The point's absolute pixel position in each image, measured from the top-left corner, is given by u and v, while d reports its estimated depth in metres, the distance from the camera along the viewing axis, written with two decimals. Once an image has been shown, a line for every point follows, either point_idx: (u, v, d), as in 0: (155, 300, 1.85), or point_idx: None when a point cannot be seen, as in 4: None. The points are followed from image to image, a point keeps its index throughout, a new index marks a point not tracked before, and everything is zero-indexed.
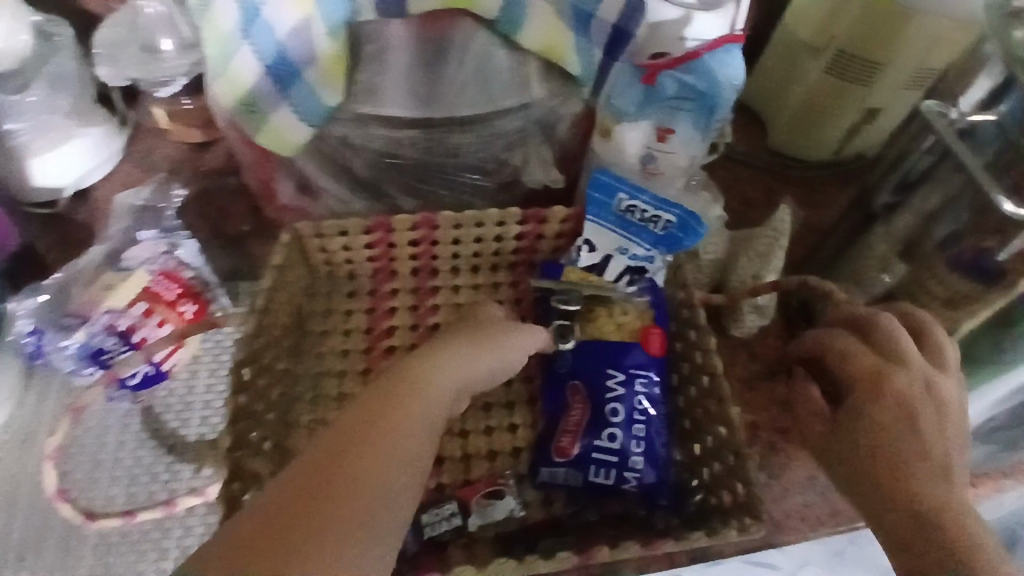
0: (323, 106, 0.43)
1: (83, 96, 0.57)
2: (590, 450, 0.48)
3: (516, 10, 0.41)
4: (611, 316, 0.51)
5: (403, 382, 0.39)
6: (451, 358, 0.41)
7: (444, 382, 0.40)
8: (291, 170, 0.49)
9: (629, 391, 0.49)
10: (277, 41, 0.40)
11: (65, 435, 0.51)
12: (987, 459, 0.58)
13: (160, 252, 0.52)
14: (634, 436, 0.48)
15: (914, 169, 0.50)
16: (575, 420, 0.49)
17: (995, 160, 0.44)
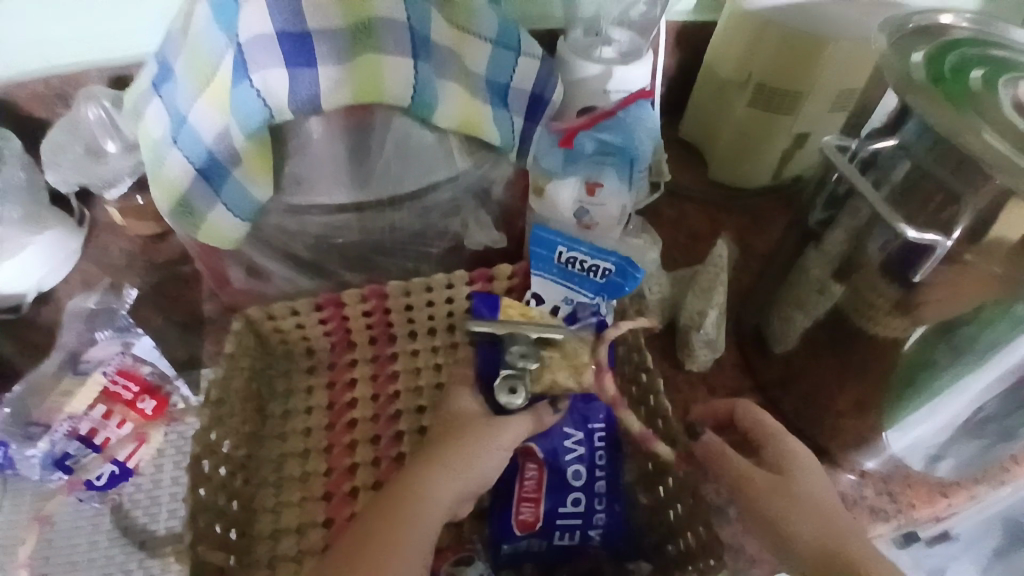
0: (254, 202, 0.45)
1: (35, 200, 0.57)
2: (554, 517, 0.48)
3: (428, 93, 0.43)
4: (560, 353, 0.50)
5: (396, 508, 0.42)
6: (440, 477, 0.44)
7: (432, 499, 0.43)
8: (239, 257, 0.51)
9: (588, 448, 0.50)
10: (204, 145, 0.43)
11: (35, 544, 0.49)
12: (979, 458, 0.56)
13: (115, 352, 0.53)
14: (596, 495, 0.48)
15: (840, 187, 0.49)
16: (534, 482, 0.49)
17: (902, 183, 0.44)
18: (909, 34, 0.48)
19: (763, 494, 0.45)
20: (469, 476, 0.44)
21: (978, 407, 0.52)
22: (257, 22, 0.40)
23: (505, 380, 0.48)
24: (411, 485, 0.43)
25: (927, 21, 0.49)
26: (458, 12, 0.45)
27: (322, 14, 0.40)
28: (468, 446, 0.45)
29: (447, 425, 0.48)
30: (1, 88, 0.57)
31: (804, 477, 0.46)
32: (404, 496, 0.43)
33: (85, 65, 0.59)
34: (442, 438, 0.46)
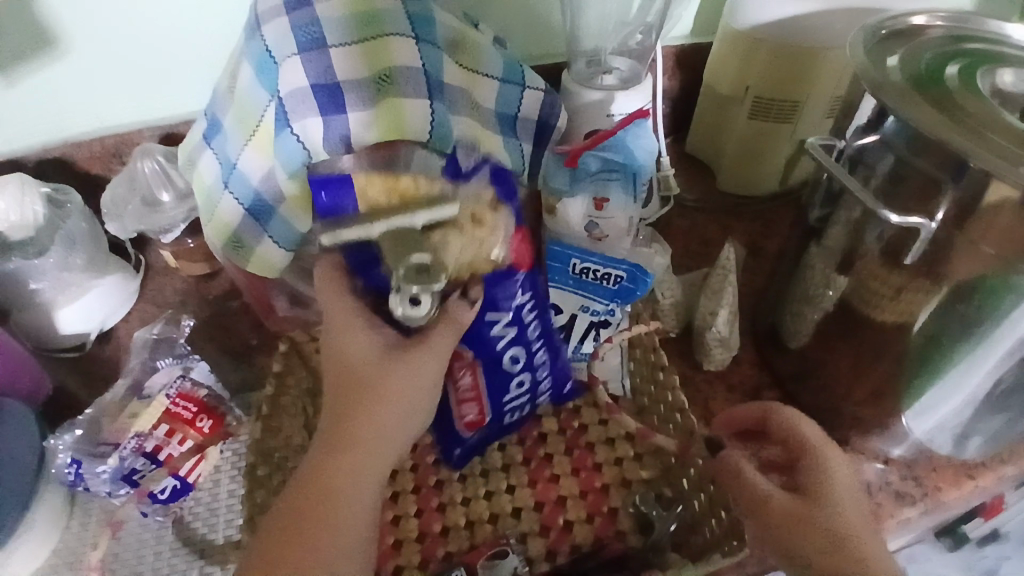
0: (296, 233, 0.50)
1: (97, 249, 0.63)
2: (500, 403, 0.52)
3: (445, 128, 0.46)
4: (453, 229, 0.44)
5: (311, 493, 0.43)
6: (350, 450, 0.44)
7: (349, 473, 0.44)
8: (283, 286, 0.56)
9: (517, 326, 0.50)
10: (252, 185, 0.48)
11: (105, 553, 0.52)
12: (1008, 430, 0.56)
13: (176, 376, 0.56)
14: (534, 368, 0.52)
15: (834, 181, 0.51)
16: (469, 385, 0.50)
17: (891, 174, 0.47)
18: (884, 39, 0.51)
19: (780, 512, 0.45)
20: (380, 437, 0.44)
21: (994, 380, 0.52)
22: (294, 78, 0.45)
23: (402, 295, 0.42)
24: (324, 467, 0.43)
25: (900, 24, 0.52)
26: (466, 56, 0.51)
27: (350, 67, 0.46)
28: (369, 406, 0.44)
29: (345, 377, 0.45)
30: (65, 150, 0.64)
31: (829, 497, 0.45)
32: (318, 486, 0.43)
33: (139, 126, 0.66)
34: (340, 405, 0.44)
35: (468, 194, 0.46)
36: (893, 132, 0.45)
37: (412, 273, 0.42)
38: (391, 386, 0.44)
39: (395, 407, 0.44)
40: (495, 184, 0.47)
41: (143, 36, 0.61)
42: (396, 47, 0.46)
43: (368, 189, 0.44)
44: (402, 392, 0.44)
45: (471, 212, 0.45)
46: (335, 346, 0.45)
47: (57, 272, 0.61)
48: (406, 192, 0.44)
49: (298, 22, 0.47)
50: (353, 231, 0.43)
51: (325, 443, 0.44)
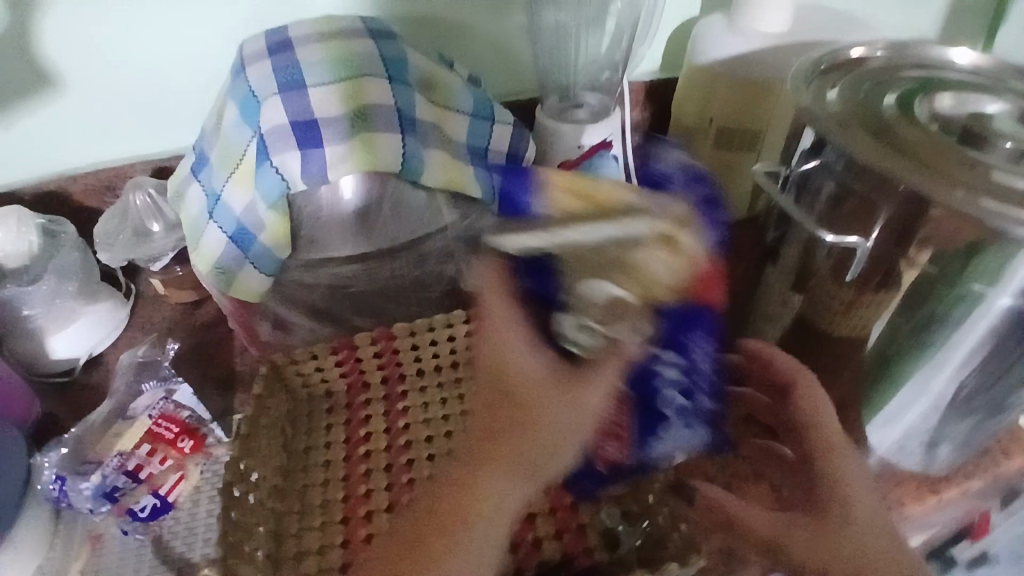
0: (276, 259, 0.52)
1: (88, 278, 0.66)
2: (637, 454, 0.52)
3: (415, 162, 0.51)
4: (646, 248, 0.44)
5: (454, 501, 0.45)
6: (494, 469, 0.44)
7: (489, 489, 0.44)
8: (266, 313, 0.59)
9: (688, 361, 0.48)
10: (234, 215, 0.51)
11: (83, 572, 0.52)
12: (977, 435, 0.58)
13: (158, 398, 0.59)
14: (684, 416, 0.52)
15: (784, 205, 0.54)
16: (618, 423, 0.49)
17: (835, 199, 0.49)
18: (824, 72, 0.54)
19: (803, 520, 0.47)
20: (527, 467, 0.45)
21: (957, 384, 0.53)
22: (274, 116, 0.48)
23: (573, 319, 0.45)
24: (468, 479, 0.45)
25: (839, 56, 0.55)
26: (438, 94, 0.54)
27: (326, 106, 0.49)
28: (522, 424, 0.44)
29: (497, 392, 0.44)
30: (60, 182, 0.67)
31: (847, 509, 0.47)
32: (457, 498, 0.45)
33: (132, 159, 0.69)
34: (494, 426, 0.44)
35: (670, 204, 0.47)
36: (829, 158, 0.48)
37: (596, 301, 0.44)
38: (556, 426, 0.44)
39: (548, 428, 0.44)
40: (691, 206, 0.48)
41: (137, 73, 0.64)
42: (372, 87, 0.50)
43: (563, 196, 0.47)
44: (564, 432, 0.44)
45: (666, 229, 0.44)
46: (500, 360, 0.45)
47: (48, 300, 0.63)
48: (598, 204, 0.46)
49: (281, 64, 0.50)
50: (534, 240, 0.45)
51: (468, 461, 0.45)
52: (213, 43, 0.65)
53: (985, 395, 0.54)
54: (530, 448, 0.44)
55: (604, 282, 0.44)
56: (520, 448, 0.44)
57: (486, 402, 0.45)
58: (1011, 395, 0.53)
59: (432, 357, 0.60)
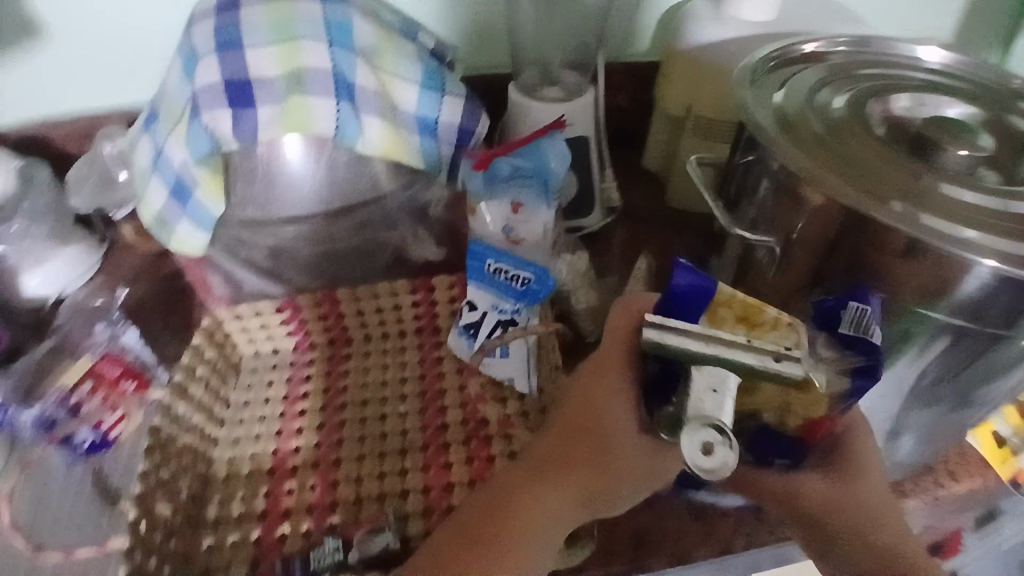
0: (212, 217, 0.54)
1: (62, 222, 0.67)
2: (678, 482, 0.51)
3: (351, 131, 0.52)
4: (776, 393, 0.38)
5: (514, 512, 0.45)
6: (559, 492, 0.45)
7: (549, 510, 0.45)
8: (217, 268, 0.61)
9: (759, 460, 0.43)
10: (174, 170, 0.53)
11: (18, 496, 0.54)
12: (938, 425, 0.53)
13: (105, 339, 0.61)
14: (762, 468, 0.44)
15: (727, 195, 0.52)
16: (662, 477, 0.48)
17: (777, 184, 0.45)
18: (774, 68, 0.53)
19: (820, 501, 0.44)
20: (588, 502, 0.45)
21: (919, 374, 0.48)
22: (209, 75, 0.50)
23: (695, 431, 0.35)
24: (531, 494, 0.45)
25: (794, 53, 0.54)
26: (382, 62, 0.55)
27: (263, 68, 0.50)
28: (598, 457, 0.44)
29: (585, 419, 0.45)
30: (41, 128, 0.69)
31: (863, 495, 0.44)
32: (515, 506, 0.45)
33: (109, 108, 0.71)
34: (569, 457, 0.45)
35: (825, 367, 0.40)
36: (761, 158, 0.46)
37: (711, 427, 0.35)
38: (630, 472, 0.44)
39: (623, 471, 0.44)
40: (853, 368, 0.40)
41: (111, 23, 0.65)
42: (307, 51, 0.51)
43: (725, 313, 0.41)
44: (637, 479, 0.44)
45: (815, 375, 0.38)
46: (596, 396, 0.45)
47: (20, 239, 0.64)
48: (760, 327, 0.40)
49: (223, 23, 0.51)
50: (674, 337, 0.39)
51: (529, 480, 0.46)
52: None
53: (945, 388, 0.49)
54: (600, 483, 0.44)
55: (727, 417, 0.36)
56: (590, 479, 0.44)
57: (566, 428, 0.46)
58: (976, 388, 0.49)
59: (377, 323, 0.62)
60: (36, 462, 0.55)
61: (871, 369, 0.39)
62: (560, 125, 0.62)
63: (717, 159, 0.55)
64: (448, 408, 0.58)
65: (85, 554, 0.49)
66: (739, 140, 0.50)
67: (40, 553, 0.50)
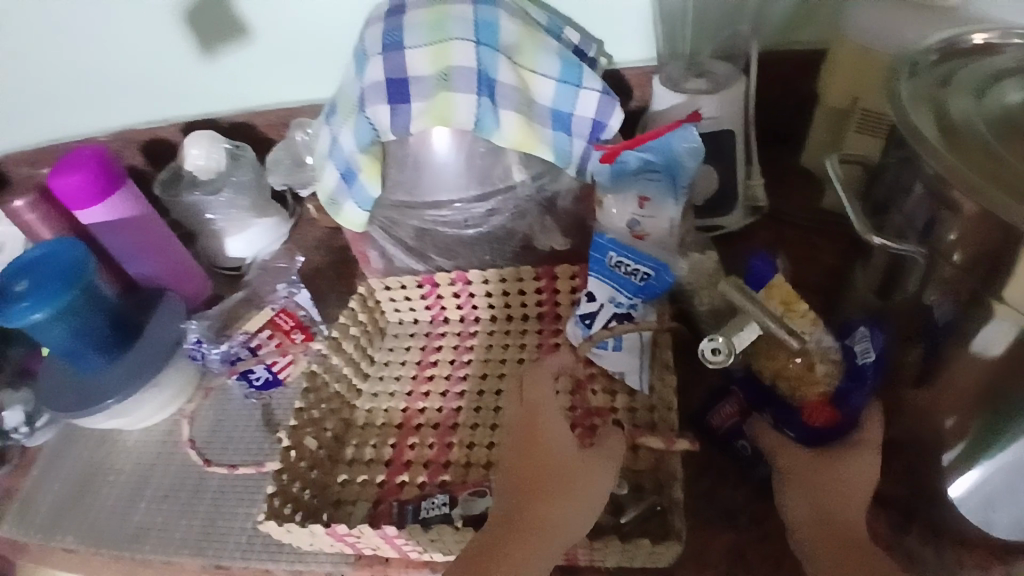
0: (371, 198, 0.61)
1: (259, 197, 0.80)
2: (736, 436, 0.54)
3: (491, 126, 0.57)
4: (798, 374, 0.49)
5: (509, 542, 0.46)
6: (546, 519, 0.47)
7: (543, 535, 0.47)
8: (376, 243, 0.68)
9: (776, 422, 0.51)
10: (343, 155, 0.60)
11: (203, 416, 0.67)
12: None
13: (285, 295, 0.69)
14: (779, 423, 0.51)
15: (880, 197, 0.47)
16: (728, 414, 0.54)
17: (932, 189, 0.41)
18: (935, 63, 0.48)
19: (810, 472, 0.48)
20: (559, 532, 0.47)
21: None
22: (376, 73, 0.57)
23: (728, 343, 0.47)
24: (523, 526, 0.47)
25: (961, 45, 0.48)
26: (524, 57, 0.58)
27: (420, 67, 0.56)
28: (547, 478, 0.49)
29: (525, 445, 0.50)
30: (253, 118, 0.84)
31: (846, 471, 0.48)
32: (503, 542, 0.46)
33: (303, 102, 0.83)
34: (527, 492, 0.49)
35: (827, 361, 0.49)
36: (916, 158, 0.41)
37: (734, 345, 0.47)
38: (577, 484, 0.49)
39: (576, 487, 0.48)
40: (858, 376, 0.49)
41: (303, 28, 0.76)
42: (457, 50, 0.56)
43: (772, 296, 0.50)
44: (587, 490, 0.48)
45: (815, 364, 0.49)
46: (532, 424, 0.51)
47: (227, 208, 0.78)
48: (796, 312, 0.49)
49: (389, 26, 0.58)
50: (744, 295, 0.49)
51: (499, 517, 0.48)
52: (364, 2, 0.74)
53: None
54: (558, 501, 0.48)
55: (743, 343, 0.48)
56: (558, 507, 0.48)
57: (519, 462, 0.50)
58: None
59: (503, 306, 0.66)
60: (222, 390, 0.69)
61: (860, 378, 0.49)
62: (695, 117, 0.61)
63: (869, 160, 0.50)
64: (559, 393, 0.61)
65: (243, 470, 0.61)
66: (891, 138, 0.45)
67: (209, 464, 0.63)
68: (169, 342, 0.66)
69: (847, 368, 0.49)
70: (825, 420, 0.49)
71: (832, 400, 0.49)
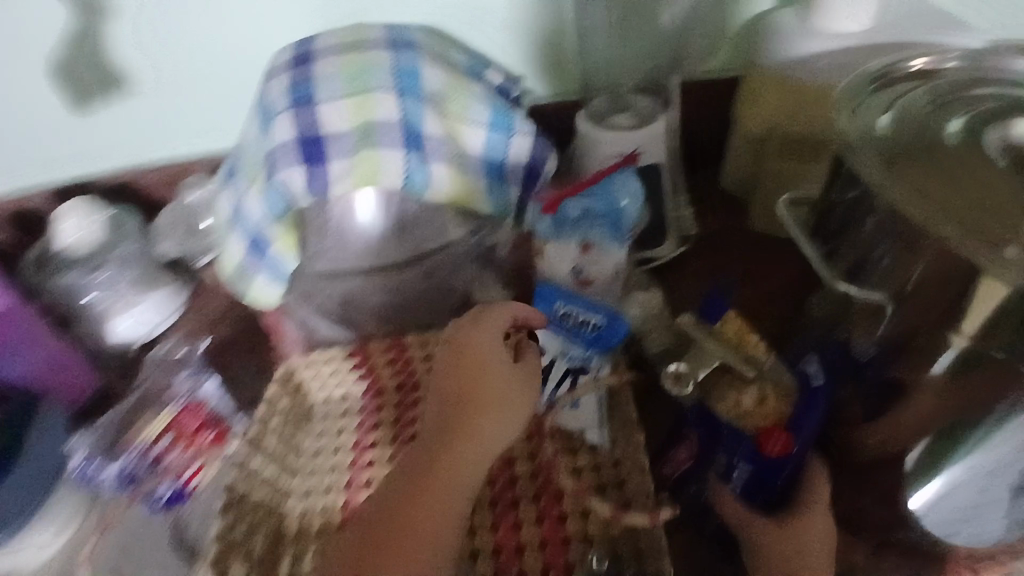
0: (286, 270, 0.56)
1: (148, 267, 0.68)
2: (688, 481, 0.51)
3: (420, 183, 0.53)
4: (767, 415, 0.47)
5: (431, 459, 0.44)
6: (468, 434, 0.45)
7: (463, 456, 0.44)
8: (295, 315, 0.62)
9: (725, 463, 0.48)
10: (251, 224, 0.54)
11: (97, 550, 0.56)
12: None
13: (187, 391, 0.61)
14: (733, 463, 0.48)
15: (830, 224, 0.47)
16: (682, 459, 0.52)
17: (886, 227, 0.42)
18: (876, 91, 0.47)
19: (767, 537, 0.46)
20: (479, 455, 0.45)
21: None
22: (284, 133, 0.52)
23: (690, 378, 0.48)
24: (443, 445, 0.45)
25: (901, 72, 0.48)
26: (452, 105, 0.54)
27: (338, 124, 0.51)
28: (472, 390, 0.47)
29: (452, 359, 0.49)
30: (133, 178, 0.72)
31: (804, 530, 0.46)
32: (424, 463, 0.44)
33: (192, 157, 0.73)
34: (451, 416, 0.46)
35: (782, 392, 0.48)
36: (869, 195, 0.41)
37: (689, 380, 0.48)
38: (503, 396, 0.47)
39: (500, 400, 0.47)
40: (808, 396, 0.47)
41: (197, 74, 0.67)
42: (379, 104, 0.52)
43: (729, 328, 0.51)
44: (510, 402, 0.47)
45: (768, 396, 0.47)
46: (461, 341, 0.49)
47: (112, 285, 0.66)
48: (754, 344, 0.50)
49: (296, 80, 0.53)
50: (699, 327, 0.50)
51: (411, 476, 0.44)
52: (267, 46, 0.66)
53: None
54: (481, 412, 0.46)
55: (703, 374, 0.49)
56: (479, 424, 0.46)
57: (447, 375, 0.48)
58: None
59: None
60: (118, 511, 0.58)
61: (813, 399, 0.46)
62: (633, 159, 0.61)
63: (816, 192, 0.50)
64: (517, 460, 0.56)
65: None
66: (836, 172, 0.45)
67: None
68: (49, 468, 0.55)
69: (800, 392, 0.47)
70: (781, 448, 0.46)
71: (786, 426, 0.46)
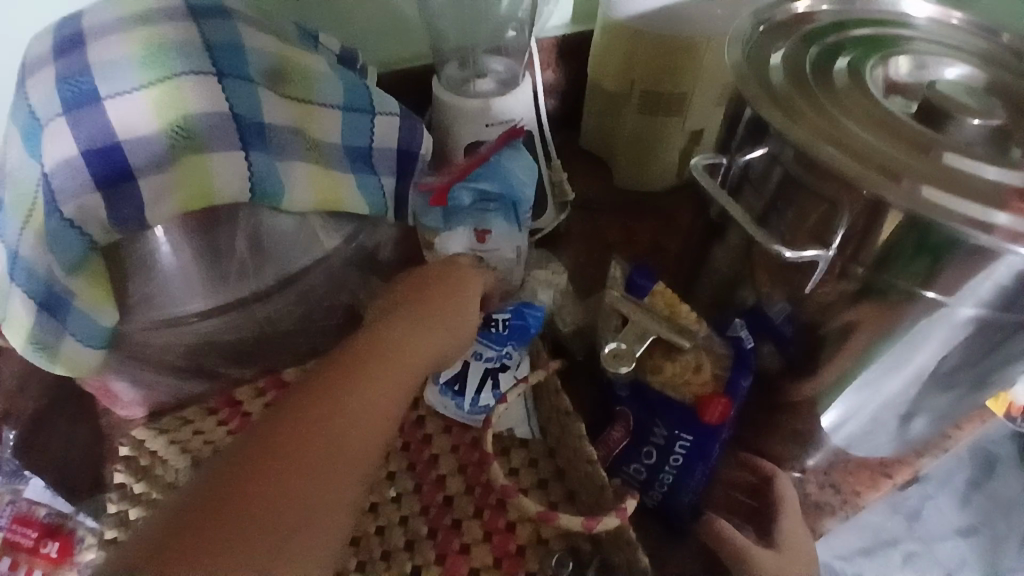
0: (105, 328, 0.42)
1: None
2: (626, 461, 0.49)
3: (272, 185, 0.43)
4: (700, 383, 0.48)
5: (383, 342, 0.40)
6: (421, 332, 0.42)
7: (415, 351, 0.41)
8: (126, 370, 0.47)
9: (668, 440, 0.47)
10: (35, 277, 0.39)
11: None
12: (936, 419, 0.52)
13: (4, 502, 0.46)
14: (675, 435, 0.47)
15: (730, 174, 0.46)
16: (616, 440, 0.49)
17: (790, 175, 0.41)
18: (765, 37, 0.47)
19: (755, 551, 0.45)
20: (429, 357, 0.42)
21: (941, 358, 0.45)
22: (62, 145, 0.38)
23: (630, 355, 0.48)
24: (395, 332, 0.41)
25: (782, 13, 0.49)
26: (295, 86, 0.44)
27: (140, 122, 0.38)
28: (429, 296, 0.45)
29: (410, 279, 0.46)
30: None
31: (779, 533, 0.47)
32: (375, 342, 0.40)
33: None
34: (405, 312, 0.43)
35: (712, 356, 0.50)
36: (779, 144, 0.41)
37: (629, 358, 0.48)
38: (461, 317, 0.45)
39: (456, 315, 0.44)
40: (740, 364, 0.49)
41: None
42: (189, 92, 0.40)
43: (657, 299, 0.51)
44: (464, 326, 0.45)
45: (703, 362, 0.49)
46: (416, 270, 0.47)
47: None
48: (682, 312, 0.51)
49: (68, 70, 0.39)
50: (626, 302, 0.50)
51: (341, 363, 0.39)
52: (21, 29, 0.49)
53: (969, 370, 0.46)
54: (435, 313, 0.44)
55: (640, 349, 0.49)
56: (432, 326, 0.43)
57: (403, 286, 0.46)
58: (995, 371, 0.47)
59: None
60: None
61: (744, 362, 0.49)
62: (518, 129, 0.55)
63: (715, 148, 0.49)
64: (447, 479, 0.48)
65: None
66: (740, 122, 0.44)
67: None
68: None
69: (733, 357, 0.50)
70: (720, 414, 0.46)
71: (723, 390, 0.48)
